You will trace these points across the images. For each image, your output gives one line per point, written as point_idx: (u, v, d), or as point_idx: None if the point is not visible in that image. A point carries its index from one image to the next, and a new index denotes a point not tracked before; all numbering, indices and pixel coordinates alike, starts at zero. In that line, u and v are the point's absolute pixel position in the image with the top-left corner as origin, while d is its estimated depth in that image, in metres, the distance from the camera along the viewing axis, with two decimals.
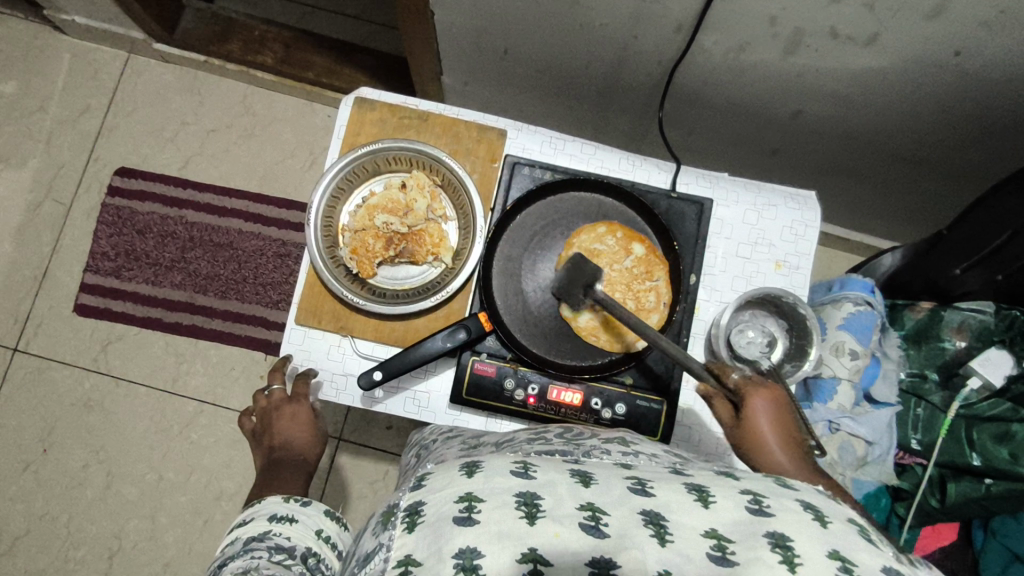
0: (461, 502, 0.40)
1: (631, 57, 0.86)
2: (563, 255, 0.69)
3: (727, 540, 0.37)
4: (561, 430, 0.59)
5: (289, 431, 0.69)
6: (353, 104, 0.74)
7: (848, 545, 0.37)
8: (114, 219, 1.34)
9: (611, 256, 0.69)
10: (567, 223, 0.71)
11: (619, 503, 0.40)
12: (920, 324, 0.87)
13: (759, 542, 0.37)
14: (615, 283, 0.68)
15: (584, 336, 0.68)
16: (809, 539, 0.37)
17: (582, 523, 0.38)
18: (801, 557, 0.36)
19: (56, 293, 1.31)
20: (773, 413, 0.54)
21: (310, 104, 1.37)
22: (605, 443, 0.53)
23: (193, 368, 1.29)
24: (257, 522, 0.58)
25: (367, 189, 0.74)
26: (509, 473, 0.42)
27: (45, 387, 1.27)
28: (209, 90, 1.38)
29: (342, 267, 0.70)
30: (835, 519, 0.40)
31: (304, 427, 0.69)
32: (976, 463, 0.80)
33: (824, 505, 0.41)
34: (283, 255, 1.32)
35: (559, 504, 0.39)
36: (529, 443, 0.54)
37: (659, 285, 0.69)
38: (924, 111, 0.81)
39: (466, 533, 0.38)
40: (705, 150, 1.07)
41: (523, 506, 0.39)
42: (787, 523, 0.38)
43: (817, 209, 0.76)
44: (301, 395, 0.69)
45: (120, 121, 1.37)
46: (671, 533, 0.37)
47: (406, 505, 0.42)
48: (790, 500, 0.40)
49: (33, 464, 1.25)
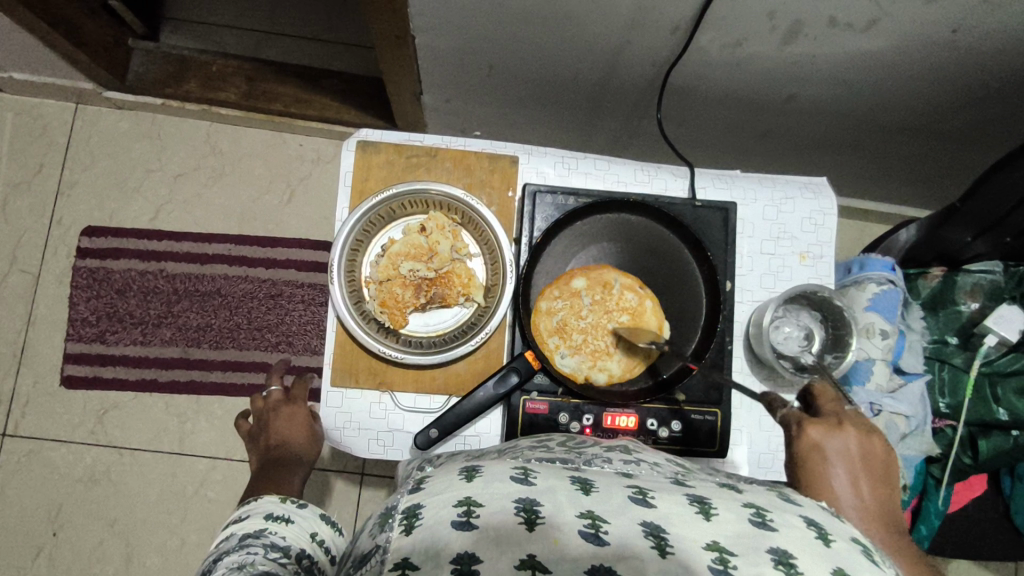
0: (460, 506, 0.40)
1: (624, 62, 0.84)
2: (551, 353, 0.66)
3: (729, 553, 0.37)
4: (565, 438, 0.59)
5: (287, 429, 0.72)
6: (356, 148, 0.71)
7: (851, 564, 0.38)
8: (89, 281, 1.27)
9: (570, 313, 0.67)
10: (597, 249, 0.70)
11: (618, 513, 0.40)
12: (936, 290, 0.89)
13: (762, 556, 0.37)
14: (591, 328, 0.67)
15: (628, 376, 0.67)
16: (812, 556, 0.37)
17: (582, 531, 0.38)
18: (803, 572, 0.36)
19: (39, 368, 1.24)
20: (842, 453, 0.52)
21: (279, 135, 1.31)
22: (607, 452, 0.53)
23: (198, 425, 1.24)
24: (253, 520, 0.58)
25: (386, 237, 0.71)
26: (509, 479, 0.43)
27: (44, 468, 1.21)
28: (170, 133, 1.31)
29: (373, 321, 0.68)
30: (838, 538, 0.41)
31: (303, 427, 0.72)
32: (1004, 417, 0.84)
33: (828, 523, 0.42)
34: (275, 296, 1.27)
35: (559, 512, 0.39)
36: (531, 450, 0.54)
37: (620, 283, 0.68)
38: (919, 83, 0.81)
39: (465, 537, 0.37)
40: (697, 141, 1.06)
41: (522, 511, 0.39)
42: (788, 539, 0.38)
43: (831, 195, 0.76)
44: (299, 399, 0.75)
45: (79, 177, 1.29)
46: (672, 544, 0.38)
47: (403, 508, 0.42)
48: (794, 516, 0.41)
49: (44, 550, 1.19)
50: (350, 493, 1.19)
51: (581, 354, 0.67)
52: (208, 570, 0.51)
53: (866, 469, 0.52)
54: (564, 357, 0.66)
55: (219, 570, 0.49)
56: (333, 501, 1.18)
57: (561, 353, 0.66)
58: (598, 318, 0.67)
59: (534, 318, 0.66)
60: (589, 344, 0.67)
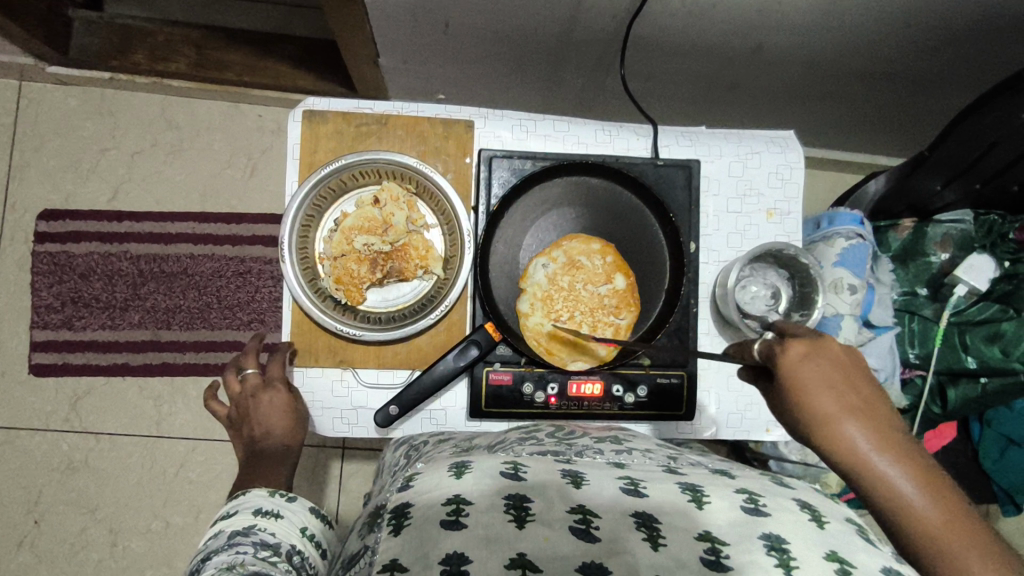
0: (449, 505, 0.43)
1: (583, 14, 0.80)
2: (547, 252, 0.67)
3: (722, 543, 0.42)
4: (554, 428, 0.62)
5: (267, 419, 0.63)
6: (302, 119, 0.68)
7: (845, 548, 0.43)
8: (50, 266, 1.23)
9: (587, 278, 0.67)
10: (593, 306, 0.67)
11: (610, 508, 0.44)
12: (906, 242, 0.89)
13: (757, 543, 0.42)
14: (581, 301, 0.67)
15: (526, 335, 0.65)
16: (805, 541, 0.42)
17: (572, 527, 0.42)
18: (797, 559, 0.41)
19: (5, 357, 1.21)
20: (828, 375, 0.50)
21: (236, 106, 1.26)
22: (598, 444, 0.57)
23: (175, 407, 1.23)
24: (241, 517, 0.56)
25: (339, 210, 0.69)
26: (499, 475, 0.46)
27: (21, 457, 1.20)
28: (122, 108, 1.25)
29: (329, 298, 0.66)
30: (833, 519, 0.46)
31: (284, 417, 0.64)
32: (971, 365, 0.83)
33: (820, 506, 0.47)
34: (244, 273, 1.24)
35: (548, 508, 0.43)
36: (521, 444, 0.56)
37: (620, 325, 0.67)
38: (888, 27, 0.79)
39: (454, 537, 0.40)
40: (665, 96, 1.02)
41: (511, 509, 0.42)
42: (781, 524, 0.43)
43: (798, 149, 0.74)
44: (276, 379, 0.64)
45: (30, 158, 1.24)
46: (663, 535, 0.42)
47: (393, 508, 0.44)
48: (788, 500, 0.46)
49: (29, 538, 1.19)
50: (332, 467, 1.19)
51: (551, 287, 0.66)
52: (195, 571, 0.49)
53: (844, 384, 0.50)
54: (543, 264, 0.66)
55: (207, 571, 0.48)
56: (315, 476, 1.18)
57: (546, 264, 0.66)
58: (585, 307, 0.67)
59: (579, 239, 0.67)
60: (553, 301, 0.66)
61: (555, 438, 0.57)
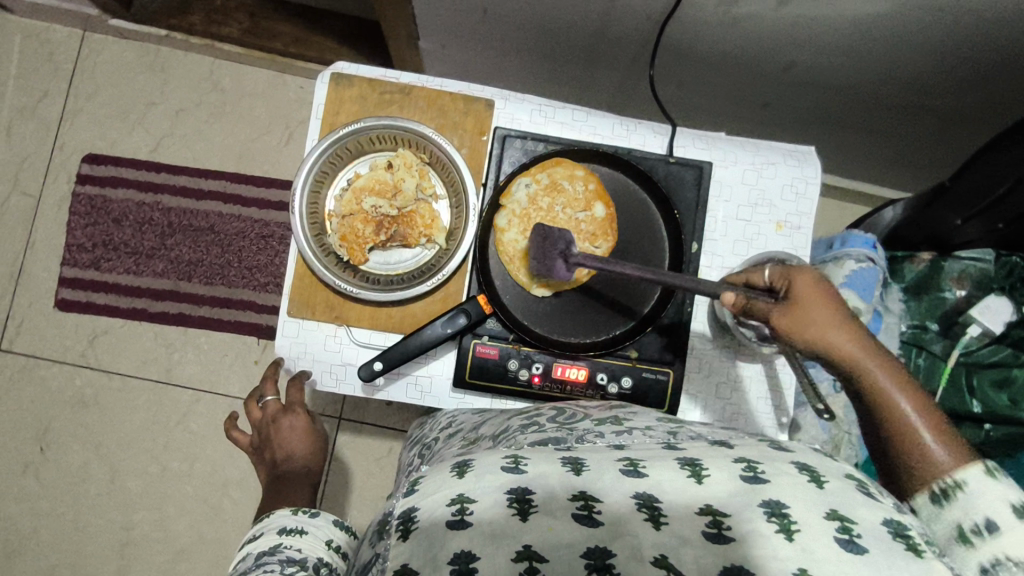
0: (454, 504, 0.40)
1: (619, 13, 0.81)
2: (531, 173, 0.67)
3: (723, 515, 0.38)
4: (555, 412, 0.58)
5: (289, 443, 0.76)
6: (329, 81, 0.70)
7: (845, 503, 0.38)
8: (87, 208, 1.29)
9: (568, 202, 0.67)
10: (572, 232, 0.67)
11: (612, 489, 0.40)
12: (921, 275, 0.87)
13: (755, 510, 0.38)
14: (560, 224, 0.67)
15: (501, 251, 0.67)
16: (806, 503, 0.38)
17: (575, 515, 0.39)
18: (797, 522, 0.37)
19: (35, 290, 1.27)
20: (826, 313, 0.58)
21: (280, 76, 1.31)
22: (598, 425, 0.52)
23: (185, 357, 1.26)
24: (268, 538, 0.61)
25: (352, 171, 0.71)
26: (500, 469, 0.42)
27: (36, 387, 1.25)
28: (174, 66, 1.31)
29: (332, 254, 0.68)
30: (831, 477, 0.41)
31: (302, 437, 0.76)
32: (976, 410, 0.81)
33: (821, 464, 0.42)
34: (266, 237, 1.28)
35: (551, 497, 0.40)
36: (523, 432, 0.53)
37: (598, 252, 0.67)
38: (924, 53, 0.78)
39: (461, 536, 0.38)
40: (696, 106, 1.03)
41: (515, 502, 0.40)
42: (781, 488, 0.39)
43: (816, 165, 0.73)
44: (296, 406, 0.76)
45: (83, 105, 1.30)
46: (665, 515, 0.39)
47: (399, 513, 0.42)
48: (786, 463, 0.41)
49: (33, 465, 1.23)
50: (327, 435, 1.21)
51: (529, 207, 0.67)
52: None
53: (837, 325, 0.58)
54: (525, 184, 0.67)
55: None
56: None
57: (528, 183, 0.67)
58: (565, 228, 0.67)
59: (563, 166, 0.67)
60: (532, 219, 0.67)
61: (557, 423, 0.54)
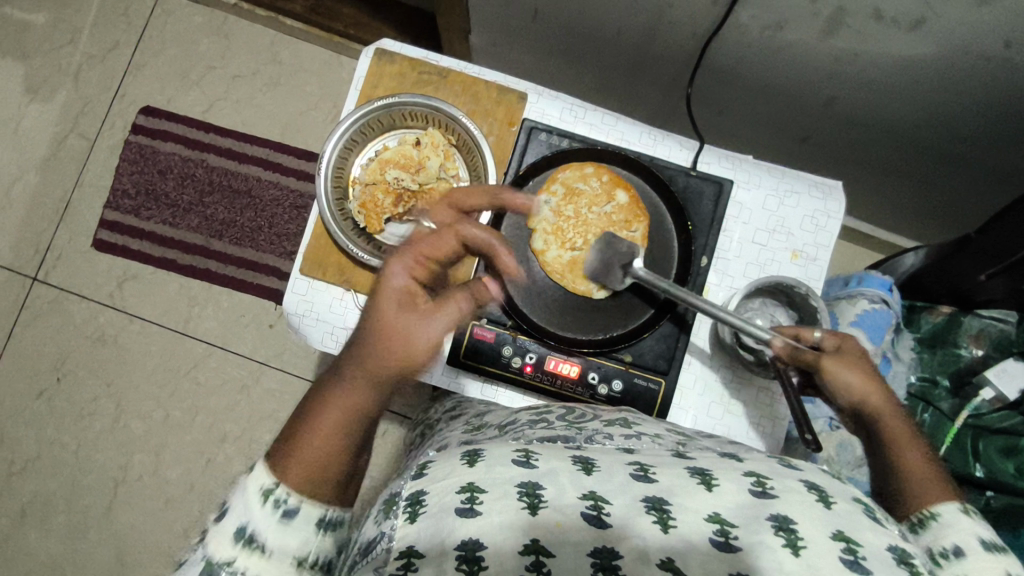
0: (462, 492, 0.39)
1: (664, 30, 0.83)
2: (547, 188, 0.68)
3: (730, 525, 0.37)
4: (566, 410, 0.58)
5: (395, 344, 0.50)
6: (373, 55, 0.73)
7: (851, 526, 0.37)
8: (136, 157, 1.35)
9: (591, 199, 0.69)
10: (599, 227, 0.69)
11: (620, 492, 0.39)
12: (937, 328, 0.86)
13: (763, 523, 0.37)
14: (592, 225, 0.69)
15: (549, 272, 0.68)
16: (813, 521, 0.37)
17: (584, 513, 0.37)
18: (804, 539, 0.36)
19: (76, 227, 1.33)
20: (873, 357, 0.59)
21: (337, 56, 1.35)
22: (608, 427, 0.51)
23: (205, 311, 1.30)
24: (225, 537, 0.46)
25: (381, 143, 0.73)
26: (510, 461, 0.41)
27: (61, 318, 1.30)
28: (238, 34, 1.37)
29: (350, 220, 0.70)
30: (839, 499, 0.40)
31: (406, 350, 0.51)
32: (978, 475, 0.77)
33: (828, 486, 0.41)
34: (300, 207, 1.32)
35: (561, 494, 0.38)
36: (531, 427, 0.51)
37: (637, 236, 0.68)
38: (967, 102, 0.77)
39: (468, 524, 0.37)
40: (731, 131, 1.03)
41: (525, 495, 0.38)
42: (788, 504, 0.38)
43: (841, 200, 0.73)
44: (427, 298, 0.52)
45: (148, 60, 1.37)
46: (675, 518, 0.37)
47: (408, 495, 0.42)
48: (793, 481, 0.41)
49: (46, 392, 1.28)
50: None
51: (557, 219, 0.69)
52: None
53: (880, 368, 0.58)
54: (545, 203, 0.69)
55: None
56: None
57: (547, 200, 0.69)
58: (597, 225, 0.69)
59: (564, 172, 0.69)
60: (564, 231, 0.69)
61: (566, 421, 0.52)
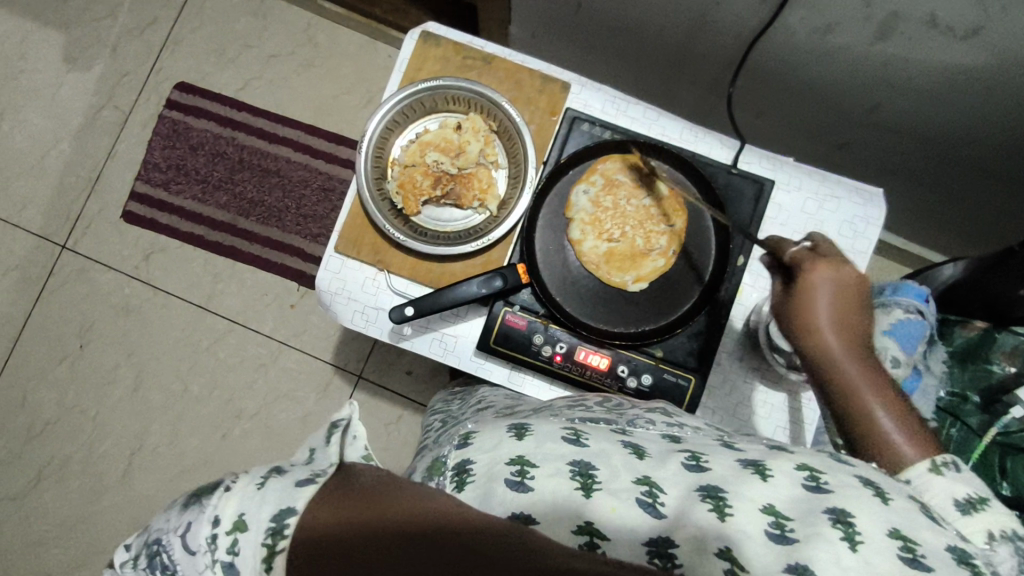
0: (513, 465, 0.41)
1: (709, 29, 0.82)
2: (586, 179, 0.69)
3: (785, 517, 0.36)
4: (601, 399, 0.58)
5: None
6: (419, 38, 0.73)
7: (911, 526, 0.36)
8: (169, 132, 1.36)
9: (627, 190, 0.69)
10: (635, 220, 0.69)
11: (673, 481, 0.40)
12: (971, 342, 0.85)
13: (819, 516, 0.36)
14: (629, 217, 0.69)
15: (585, 262, 0.67)
16: (871, 516, 0.35)
17: (638, 499, 0.39)
18: (862, 534, 0.34)
19: (106, 197, 1.34)
20: (838, 294, 0.53)
21: (373, 43, 1.36)
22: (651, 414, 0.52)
23: (228, 288, 1.31)
24: None
25: (422, 125, 0.73)
26: (560, 439, 0.43)
27: (87, 287, 1.32)
28: (275, 15, 1.37)
29: (387, 200, 0.70)
30: (896, 496, 0.38)
31: None
32: (1004, 492, 0.76)
33: (884, 482, 0.39)
34: (328, 190, 1.32)
35: (614, 476, 0.40)
36: (571, 409, 0.53)
37: (673, 229, 0.68)
38: (1015, 116, 0.76)
39: (519, 498, 0.39)
40: (767, 134, 1.02)
41: (577, 475, 0.40)
42: (847, 499, 0.37)
43: (881, 207, 0.72)
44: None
45: (185, 36, 1.38)
46: (731, 504, 0.37)
47: (454, 464, 0.45)
48: (850, 475, 0.39)
49: (69, 358, 1.30)
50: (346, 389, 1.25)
51: (595, 210, 0.68)
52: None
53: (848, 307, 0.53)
54: (583, 192, 0.69)
55: None
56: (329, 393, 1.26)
57: (586, 189, 0.69)
58: (634, 218, 0.69)
59: (603, 164, 0.69)
60: (601, 221, 0.68)
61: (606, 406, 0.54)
